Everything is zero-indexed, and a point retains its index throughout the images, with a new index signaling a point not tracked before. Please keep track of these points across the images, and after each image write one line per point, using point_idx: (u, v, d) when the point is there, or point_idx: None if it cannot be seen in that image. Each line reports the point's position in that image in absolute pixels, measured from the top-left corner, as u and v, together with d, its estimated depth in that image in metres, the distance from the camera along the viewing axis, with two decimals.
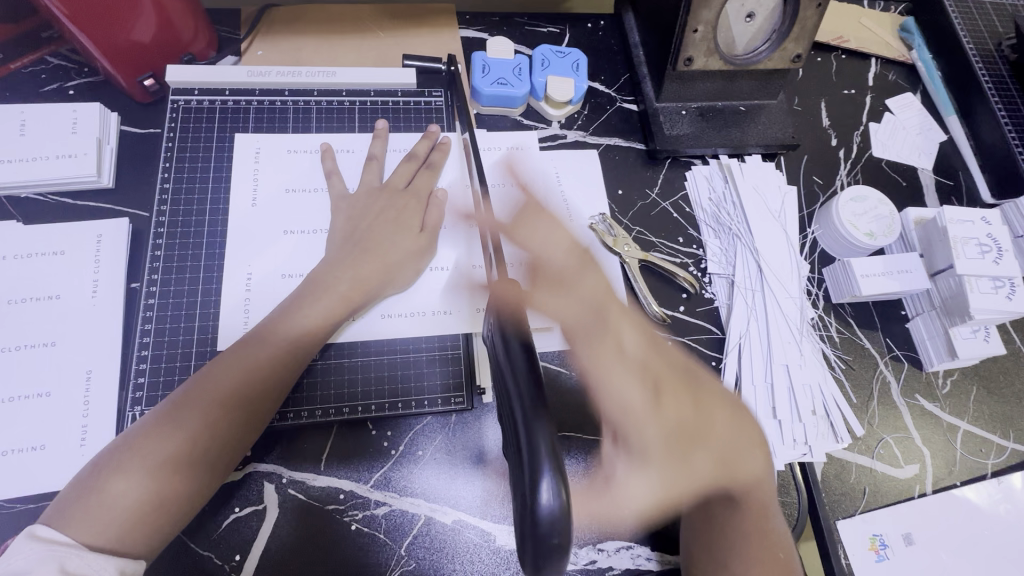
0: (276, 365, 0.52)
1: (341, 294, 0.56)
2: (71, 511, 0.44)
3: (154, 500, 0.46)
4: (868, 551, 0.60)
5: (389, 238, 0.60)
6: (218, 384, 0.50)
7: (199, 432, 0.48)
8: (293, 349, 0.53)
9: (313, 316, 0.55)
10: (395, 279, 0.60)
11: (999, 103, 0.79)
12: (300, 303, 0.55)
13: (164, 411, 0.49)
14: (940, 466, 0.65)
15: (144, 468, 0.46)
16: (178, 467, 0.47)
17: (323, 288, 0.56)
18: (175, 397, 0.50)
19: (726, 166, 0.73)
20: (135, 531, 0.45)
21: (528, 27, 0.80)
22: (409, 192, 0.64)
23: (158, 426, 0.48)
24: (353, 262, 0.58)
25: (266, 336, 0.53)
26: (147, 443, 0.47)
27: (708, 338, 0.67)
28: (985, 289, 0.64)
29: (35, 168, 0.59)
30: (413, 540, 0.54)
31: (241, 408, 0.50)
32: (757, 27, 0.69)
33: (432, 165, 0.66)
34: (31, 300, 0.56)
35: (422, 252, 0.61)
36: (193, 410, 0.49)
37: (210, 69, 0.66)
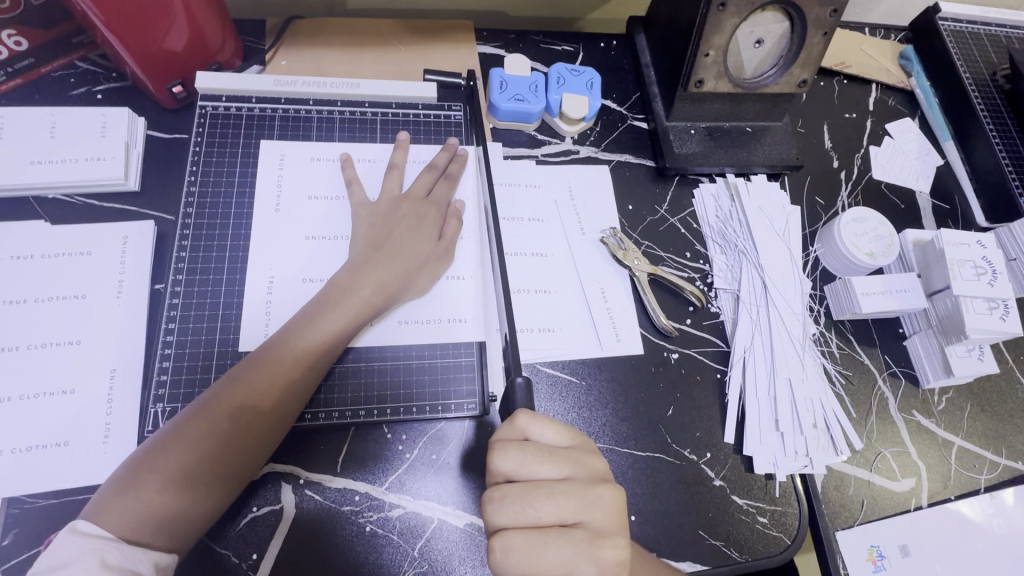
0: (303, 370, 0.54)
1: (365, 301, 0.58)
2: (108, 507, 0.46)
3: (188, 500, 0.48)
4: (865, 562, 0.62)
5: (409, 244, 0.62)
6: (248, 387, 0.52)
7: (230, 435, 0.50)
8: (319, 355, 0.55)
9: (339, 322, 0.56)
10: (414, 283, 0.61)
11: (993, 131, 0.83)
12: (325, 308, 0.56)
13: (194, 412, 0.50)
14: (935, 479, 0.67)
15: (178, 469, 0.48)
16: (210, 469, 0.49)
17: (348, 295, 0.57)
18: (204, 400, 0.51)
19: (733, 185, 0.76)
20: (169, 529, 0.47)
21: (544, 45, 0.83)
22: (430, 201, 0.65)
23: (188, 427, 0.50)
24: (376, 266, 0.59)
25: (292, 341, 0.54)
26: (180, 444, 0.49)
27: (713, 351, 0.69)
28: (980, 310, 0.67)
29: (64, 170, 0.61)
30: (426, 542, 0.55)
31: (270, 412, 0.52)
32: (765, 52, 0.72)
33: (451, 175, 0.68)
34: (57, 299, 0.57)
35: (440, 258, 0.63)
36: (221, 413, 0.50)
37: (237, 78, 0.67)
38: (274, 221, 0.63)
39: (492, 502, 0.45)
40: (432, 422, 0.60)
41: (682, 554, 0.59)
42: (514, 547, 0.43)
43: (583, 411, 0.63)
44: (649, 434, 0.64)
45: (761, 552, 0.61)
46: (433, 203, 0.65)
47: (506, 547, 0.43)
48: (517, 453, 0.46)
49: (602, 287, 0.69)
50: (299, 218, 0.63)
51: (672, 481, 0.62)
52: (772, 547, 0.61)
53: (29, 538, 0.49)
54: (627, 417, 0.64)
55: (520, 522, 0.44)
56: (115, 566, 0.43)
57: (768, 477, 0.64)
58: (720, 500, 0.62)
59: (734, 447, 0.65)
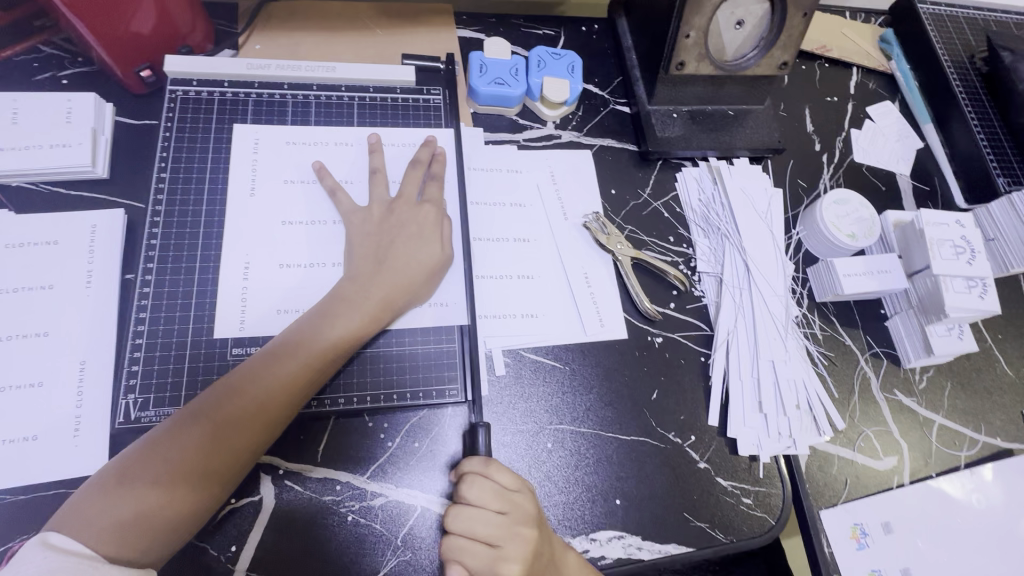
0: (300, 382, 0.53)
1: (365, 313, 0.56)
2: (84, 516, 0.45)
3: (168, 515, 0.47)
4: (849, 540, 0.63)
5: (408, 253, 0.60)
6: (240, 398, 0.51)
7: (217, 447, 0.49)
8: (316, 368, 0.53)
9: (337, 334, 0.55)
10: (416, 292, 0.60)
11: (972, 113, 0.83)
12: (322, 318, 0.55)
13: (183, 421, 0.50)
14: (917, 457, 0.68)
15: (162, 479, 0.47)
16: (195, 481, 0.48)
17: (346, 306, 0.56)
18: (191, 409, 0.51)
19: (715, 168, 0.76)
20: (147, 542, 0.46)
21: (524, 29, 0.81)
22: (426, 203, 0.63)
23: (171, 438, 0.49)
24: (374, 277, 0.58)
25: (284, 355, 0.53)
26: (165, 453, 0.48)
27: (697, 334, 0.69)
28: (959, 289, 0.67)
29: (27, 157, 0.59)
30: (409, 531, 0.55)
31: (260, 424, 0.51)
32: (745, 35, 0.72)
33: (437, 175, 0.66)
34: (21, 290, 0.55)
35: (442, 268, 0.61)
36: (204, 425, 0.50)
37: (208, 61, 0.66)
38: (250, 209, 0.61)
39: (448, 513, 0.52)
40: (415, 410, 0.59)
41: (668, 537, 0.59)
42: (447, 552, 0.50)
43: (567, 396, 0.63)
44: (633, 418, 0.63)
45: (746, 533, 0.61)
46: (431, 206, 0.63)
47: (443, 552, 0.51)
48: (476, 484, 0.52)
49: (585, 272, 0.68)
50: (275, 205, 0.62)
51: (657, 465, 0.62)
52: (757, 528, 0.61)
53: None
54: (612, 401, 0.64)
55: (462, 532, 0.51)
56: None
57: (751, 459, 0.64)
58: (705, 482, 0.62)
59: (718, 429, 0.65)
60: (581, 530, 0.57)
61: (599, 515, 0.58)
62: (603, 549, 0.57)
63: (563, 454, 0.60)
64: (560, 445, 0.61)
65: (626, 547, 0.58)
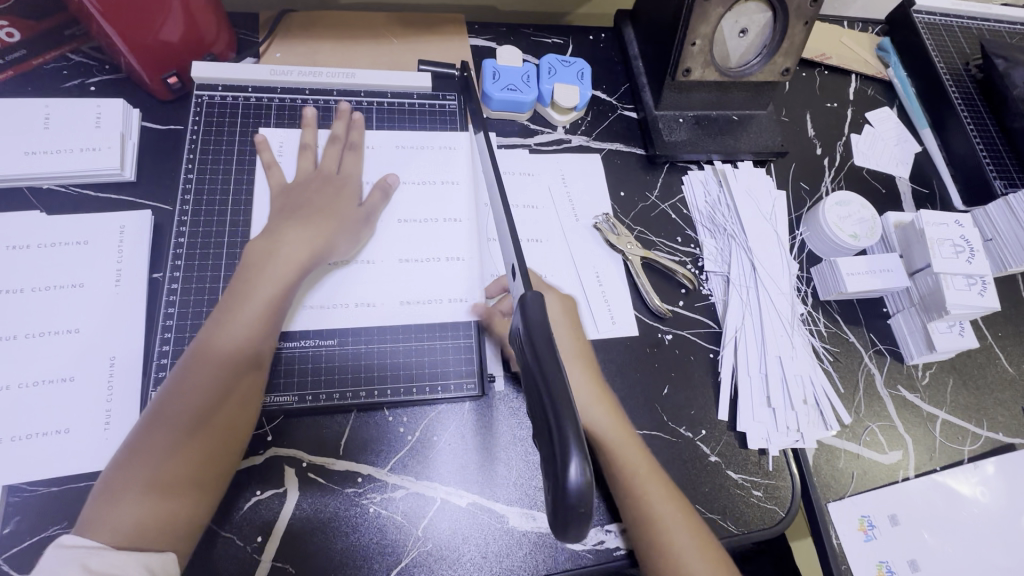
0: (250, 334, 0.54)
1: (297, 263, 0.58)
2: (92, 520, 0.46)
3: (169, 500, 0.47)
4: (857, 532, 0.64)
5: (318, 208, 0.62)
6: (196, 372, 0.52)
7: (193, 419, 0.50)
8: (260, 321, 0.55)
9: (274, 300, 0.56)
10: (337, 244, 0.61)
11: (968, 118, 0.86)
12: (254, 275, 0.57)
13: (155, 409, 0.51)
14: (921, 451, 0.70)
15: (149, 466, 0.48)
16: (181, 457, 0.49)
17: (277, 258, 0.58)
18: (154, 409, 0.50)
19: (720, 171, 0.78)
20: (158, 527, 0.46)
21: (534, 38, 0.84)
22: (341, 175, 0.65)
23: (145, 440, 0.49)
24: (287, 231, 0.59)
25: (223, 334, 0.54)
26: (144, 450, 0.49)
27: (706, 331, 0.71)
28: (959, 286, 0.69)
29: (59, 161, 0.61)
30: (429, 522, 0.56)
31: (226, 385, 0.52)
32: (749, 42, 0.74)
33: (354, 145, 0.68)
34: (52, 288, 0.56)
35: (357, 227, 0.63)
36: (174, 417, 0.50)
37: (232, 67, 0.68)
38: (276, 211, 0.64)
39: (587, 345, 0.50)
40: (433, 404, 0.61)
41: None
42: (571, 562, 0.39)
43: None
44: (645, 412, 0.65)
45: (756, 525, 0.62)
46: (346, 176, 0.65)
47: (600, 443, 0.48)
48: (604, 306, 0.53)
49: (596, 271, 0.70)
50: None
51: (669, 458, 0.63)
52: (767, 520, 0.63)
53: (28, 526, 0.49)
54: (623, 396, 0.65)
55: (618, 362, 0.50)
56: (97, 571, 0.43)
57: (761, 453, 0.66)
58: (716, 475, 0.63)
59: (727, 424, 0.66)
60: (596, 521, 0.59)
61: (614, 506, 0.60)
62: (618, 541, 0.58)
63: None
64: None
65: None
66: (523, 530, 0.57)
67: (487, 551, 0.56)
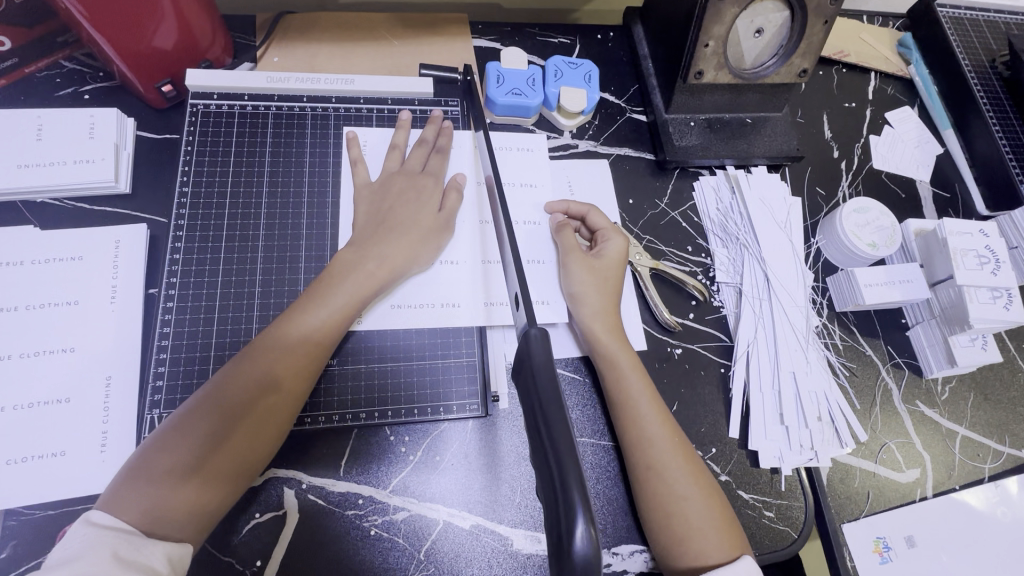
0: (317, 341, 0.54)
1: (368, 278, 0.58)
2: (123, 493, 0.45)
3: (205, 484, 0.47)
4: (873, 554, 0.62)
5: (408, 214, 0.62)
6: (250, 369, 0.52)
7: (238, 417, 0.50)
8: (323, 340, 0.55)
9: (342, 303, 0.56)
10: (416, 258, 0.61)
11: (993, 118, 0.82)
12: (322, 290, 0.56)
13: (204, 396, 0.51)
14: (940, 468, 0.67)
15: (188, 453, 0.48)
16: (219, 453, 0.48)
17: (349, 271, 0.58)
18: (210, 392, 0.51)
19: (733, 177, 0.75)
20: (183, 515, 0.46)
21: (540, 37, 0.81)
22: (426, 174, 0.65)
23: (194, 420, 0.49)
24: (376, 245, 0.60)
25: (291, 331, 0.54)
26: (193, 429, 0.49)
27: (716, 345, 0.69)
28: (983, 299, 0.66)
29: (51, 173, 0.59)
30: (431, 545, 0.55)
31: (278, 395, 0.52)
32: (766, 42, 0.71)
33: (442, 149, 0.68)
34: (48, 305, 0.55)
35: (439, 232, 0.63)
36: (227, 404, 0.50)
37: (228, 74, 0.66)
38: (274, 225, 0.62)
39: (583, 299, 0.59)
40: (436, 424, 0.59)
41: None
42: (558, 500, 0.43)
43: (587, 408, 0.63)
44: None
45: (768, 546, 0.60)
46: (430, 177, 0.65)
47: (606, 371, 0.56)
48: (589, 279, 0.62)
49: None
50: (295, 221, 0.63)
51: None
52: (779, 542, 0.61)
53: (24, 551, 0.49)
54: None
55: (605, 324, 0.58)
56: (126, 559, 0.41)
57: (773, 471, 0.64)
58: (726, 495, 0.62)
59: (739, 441, 0.64)
60: (602, 543, 0.57)
61: (620, 529, 0.58)
62: (624, 564, 0.57)
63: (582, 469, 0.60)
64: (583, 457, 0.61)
65: (646, 561, 0.57)
66: (529, 553, 0.56)
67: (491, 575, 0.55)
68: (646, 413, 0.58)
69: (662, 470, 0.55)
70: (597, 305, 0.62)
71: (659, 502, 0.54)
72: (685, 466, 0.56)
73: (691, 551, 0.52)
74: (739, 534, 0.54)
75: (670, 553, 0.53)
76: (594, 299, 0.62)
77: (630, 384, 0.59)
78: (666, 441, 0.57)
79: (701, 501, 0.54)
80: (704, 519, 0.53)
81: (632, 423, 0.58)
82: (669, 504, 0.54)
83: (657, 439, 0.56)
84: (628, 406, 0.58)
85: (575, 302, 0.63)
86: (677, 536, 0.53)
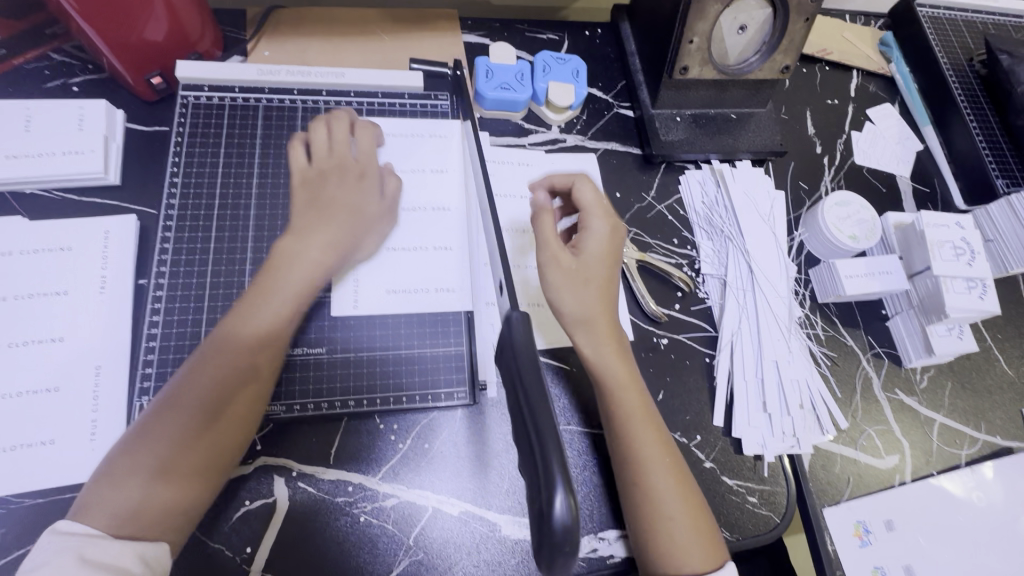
0: (261, 334, 0.54)
1: (309, 270, 0.57)
2: (84, 510, 0.45)
3: (175, 485, 0.47)
4: (852, 538, 0.64)
5: (345, 196, 0.61)
6: (206, 372, 0.51)
7: (198, 418, 0.49)
8: (268, 330, 0.54)
9: (285, 301, 0.56)
10: (360, 244, 0.61)
11: (971, 115, 0.84)
12: (264, 286, 0.56)
13: (161, 403, 0.50)
14: (918, 455, 0.69)
15: (147, 467, 0.47)
16: (186, 454, 0.48)
17: (290, 270, 0.57)
18: (163, 400, 0.50)
19: (718, 171, 0.77)
20: (162, 517, 0.46)
21: (528, 34, 0.82)
22: (361, 160, 0.63)
23: (151, 428, 0.48)
24: (314, 226, 0.59)
25: (236, 332, 0.53)
26: (153, 436, 0.48)
27: (701, 336, 0.70)
28: (959, 290, 0.68)
29: (40, 164, 0.59)
30: (421, 531, 0.55)
31: (237, 392, 0.51)
32: (749, 39, 0.72)
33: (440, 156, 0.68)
34: (38, 295, 0.56)
35: (384, 216, 0.63)
36: (184, 410, 0.49)
37: (218, 67, 0.66)
38: (263, 217, 0.62)
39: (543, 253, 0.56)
40: (425, 411, 0.60)
41: None
42: (567, 294, 0.56)
43: (573, 398, 0.64)
44: None
45: (751, 531, 0.62)
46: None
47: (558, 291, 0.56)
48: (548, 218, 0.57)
49: None
50: (285, 211, 0.63)
51: None
52: (760, 526, 0.62)
53: (13, 540, 0.49)
54: None
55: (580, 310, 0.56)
56: None
57: (756, 458, 0.65)
58: (710, 481, 0.63)
59: (723, 429, 0.66)
60: (589, 528, 0.58)
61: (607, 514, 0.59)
62: (611, 548, 0.58)
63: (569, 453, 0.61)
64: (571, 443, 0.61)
65: None
66: (517, 539, 0.56)
67: (502, 564, 0.55)
68: (659, 483, 0.54)
69: (664, 509, 0.53)
70: (590, 305, 0.56)
71: (647, 521, 0.53)
72: (676, 490, 0.54)
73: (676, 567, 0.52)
74: (720, 546, 0.54)
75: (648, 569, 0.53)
76: (577, 303, 0.56)
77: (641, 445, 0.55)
78: (656, 451, 0.55)
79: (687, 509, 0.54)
80: (688, 539, 0.52)
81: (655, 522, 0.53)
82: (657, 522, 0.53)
83: (665, 493, 0.53)
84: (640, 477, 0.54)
85: (557, 311, 0.56)
86: (663, 553, 0.52)
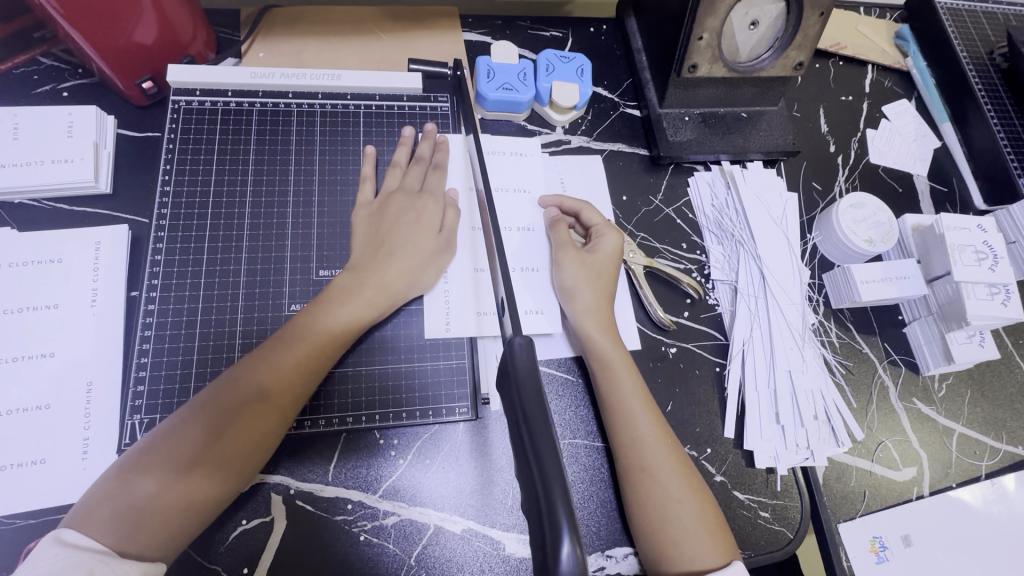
0: (317, 350, 0.53)
1: (372, 295, 0.57)
2: (96, 513, 0.44)
3: (193, 490, 0.47)
4: (868, 554, 0.61)
5: (409, 235, 0.60)
6: (251, 374, 0.51)
7: (234, 421, 0.49)
8: (329, 346, 0.54)
9: (345, 316, 0.55)
10: (420, 279, 0.60)
11: (992, 111, 0.81)
12: (332, 296, 0.56)
13: (200, 401, 0.50)
14: (936, 467, 0.67)
15: (169, 468, 0.46)
16: (211, 459, 0.48)
17: (351, 291, 0.56)
18: (203, 398, 0.50)
19: (728, 173, 0.74)
20: (172, 521, 0.46)
21: (531, 31, 0.80)
22: (425, 192, 0.63)
23: (184, 426, 0.48)
24: (375, 267, 0.58)
25: (293, 338, 0.53)
26: (181, 436, 0.48)
27: (711, 344, 0.68)
28: (981, 296, 0.66)
29: (28, 173, 0.57)
30: (423, 550, 0.54)
31: (278, 402, 0.51)
32: (760, 35, 0.69)
33: (438, 165, 0.66)
34: (27, 309, 0.54)
35: (441, 253, 0.61)
36: (222, 410, 0.49)
37: (210, 70, 0.64)
38: (258, 225, 0.61)
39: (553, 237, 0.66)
40: (427, 426, 0.58)
41: None
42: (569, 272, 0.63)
43: (579, 410, 0.62)
44: None
45: (763, 547, 0.60)
46: (430, 196, 0.63)
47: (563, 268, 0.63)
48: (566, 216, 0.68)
49: None
50: (280, 219, 0.61)
51: None
52: (773, 542, 0.60)
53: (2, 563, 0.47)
54: None
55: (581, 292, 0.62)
56: None
57: (769, 471, 0.63)
58: (721, 496, 0.61)
59: (734, 441, 0.64)
60: (596, 546, 0.56)
61: (615, 531, 0.57)
62: (619, 567, 0.56)
63: (575, 469, 0.59)
64: (577, 457, 0.60)
65: None
66: (522, 558, 0.55)
67: None
68: (663, 468, 0.54)
69: (655, 471, 0.54)
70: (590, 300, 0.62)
71: (655, 531, 0.52)
72: (681, 480, 0.54)
73: (681, 557, 0.51)
74: (730, 539, 0.53)
75: (663, 558, 0.51)
76: (587, 296, 0.62)
77: (639, 430, 0.56)
78: (655, 434, 0.56)
79: (692, 504, 0.53)
80: (695, 522, 0.52)
81: (645, 483, 0.54)
82: (658, 507, 0.52)
83: (665, 477, 0.54)
84: (634, 457, 0.55)
85: (567, 297, 0.62)
86: (667, 540, 0.51)
